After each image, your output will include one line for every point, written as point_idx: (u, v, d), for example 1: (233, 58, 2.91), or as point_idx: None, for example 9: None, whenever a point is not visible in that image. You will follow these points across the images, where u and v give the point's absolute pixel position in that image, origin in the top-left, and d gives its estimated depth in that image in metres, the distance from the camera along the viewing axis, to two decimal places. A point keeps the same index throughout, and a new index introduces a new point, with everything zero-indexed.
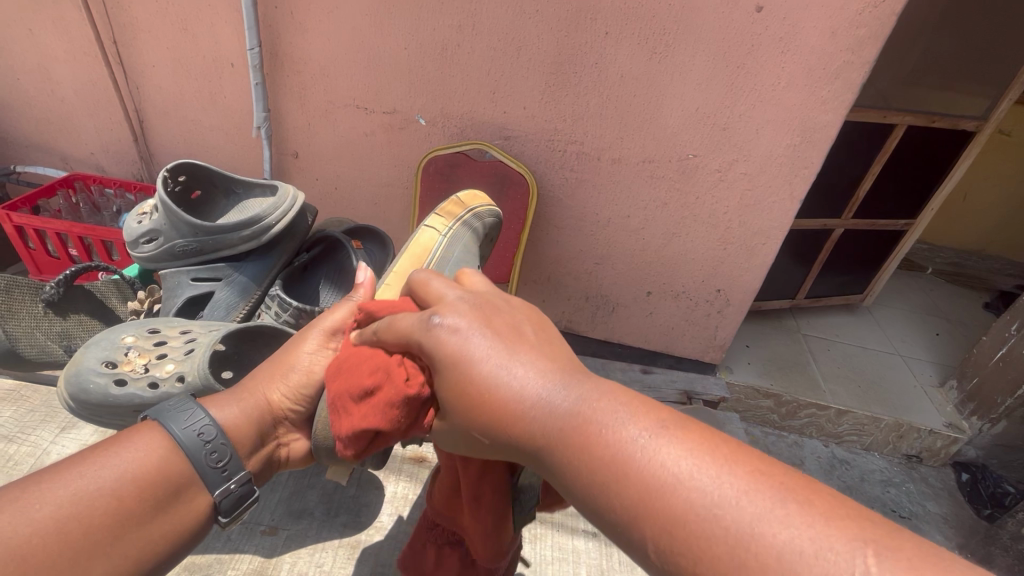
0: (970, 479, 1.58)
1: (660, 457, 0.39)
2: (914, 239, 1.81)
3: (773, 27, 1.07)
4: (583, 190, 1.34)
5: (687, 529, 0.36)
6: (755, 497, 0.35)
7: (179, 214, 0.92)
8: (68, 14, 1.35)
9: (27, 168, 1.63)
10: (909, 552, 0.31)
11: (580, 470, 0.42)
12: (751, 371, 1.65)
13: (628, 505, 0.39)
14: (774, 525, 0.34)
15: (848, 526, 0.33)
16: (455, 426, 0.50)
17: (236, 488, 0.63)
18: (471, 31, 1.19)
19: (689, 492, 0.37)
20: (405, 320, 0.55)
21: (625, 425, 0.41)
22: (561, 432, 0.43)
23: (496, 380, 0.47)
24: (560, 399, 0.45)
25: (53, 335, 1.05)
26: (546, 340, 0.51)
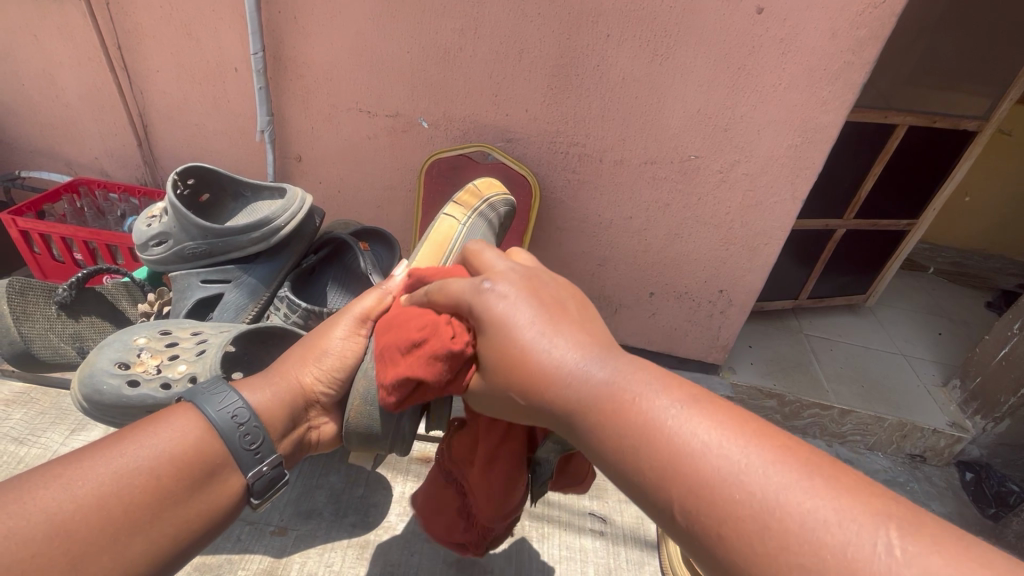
0: (974, 478, 1.59)
1: (689, 429, 0.41)
2: (915, 239, 1.82)
3: (773, 28, 1.08)
4: (585, 191, 1.35)
5: (712, 496, 0.38)
6: (780, 470, 0.38)
7: (189, 217, 0.93)
8: (73, 20, 1.36)
9: (32, 173, 1.64)
10: (930, 530, 0.34)
11: (611, 434, 0.44)
12: (754, 372, 1.65)
13: (658, 469, 0.41)
14: (800, 495, 0.36)
15: (873, 506, 0.35)
16: (497, 387, 0.52)
17: (268, 469, 0.61)
18: (473, 34, 1.20)
19: (717, 459, 0.39)
20: (456, 284, 0.59)
21: (652, 397, 0.44)
22: (593, 401, 0.46)
23: (536, 348, 0.49)
24: (596, 370, 0.47)
25: (66, 336, 1.06)
26: (591, 322, 0.53)
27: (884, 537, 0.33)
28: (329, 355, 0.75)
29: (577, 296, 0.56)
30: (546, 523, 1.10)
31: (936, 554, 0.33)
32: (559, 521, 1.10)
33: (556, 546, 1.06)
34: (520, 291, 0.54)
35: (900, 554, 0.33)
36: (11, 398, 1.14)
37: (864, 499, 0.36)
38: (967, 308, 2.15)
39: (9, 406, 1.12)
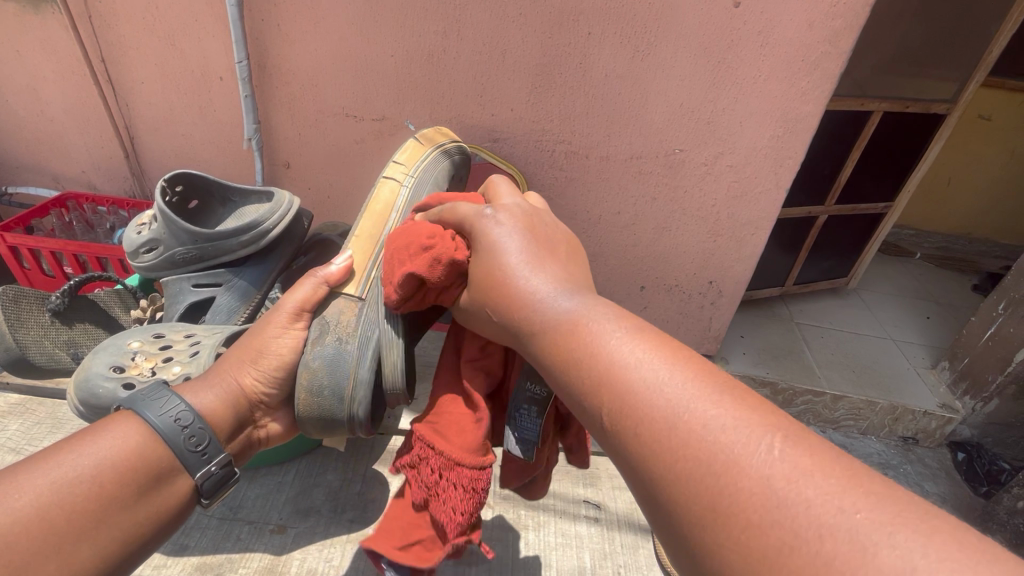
0: (965, 457, 1.61)
1: (627, 351, 0.47)
2: (892, 223, 1.86)
3: (751, 21, 1.10)
4: (572, 189, 1.37)
5: (652, 435, 0.41)
6: (700, 392, 0.42)
7: (178, 222, 0.93)
8: (56, 35, 1.36)
9: (19, 189, 1.64)
10: (839, 476, 0.35)
11: (566, 364, 0.50)
12: (746, 361, 1.67)
13: (611, 409, 0.45)
14: (723, 426, 0.39)
15: (763, 417, 0.39)
16: (478, 297, 0.63)
17: (218, 469, 0.65)
18: (456, 36, 1.21)
19: (647, 386, 0.44)
20: (463, 207, 0.71)
21: (607, 325, 0.50)
22: (556, 329, 0.52)
23: (519, 278, 0.58)
24: (565, 302, 0.54)
25: (60, 343, 1.05)
26: (575, 262, 0.62)
27: (770, 440, 0.37)
28: (268, 354, 0.78)
29: (565, 236, 0.66)
30: (542, 512, 1.11)
31: (808, 454, 0.37)
32: (555, 509, 1.12)
33: (552, 533, 1.07)
34: (517, 224, 0.64)
35: (799, 469, 0.35)
36: (6, 409, 1.14)
37: (750, 411, 0.40)
38: (953, 291, 2.19)
39: (6, 418, 1.12)
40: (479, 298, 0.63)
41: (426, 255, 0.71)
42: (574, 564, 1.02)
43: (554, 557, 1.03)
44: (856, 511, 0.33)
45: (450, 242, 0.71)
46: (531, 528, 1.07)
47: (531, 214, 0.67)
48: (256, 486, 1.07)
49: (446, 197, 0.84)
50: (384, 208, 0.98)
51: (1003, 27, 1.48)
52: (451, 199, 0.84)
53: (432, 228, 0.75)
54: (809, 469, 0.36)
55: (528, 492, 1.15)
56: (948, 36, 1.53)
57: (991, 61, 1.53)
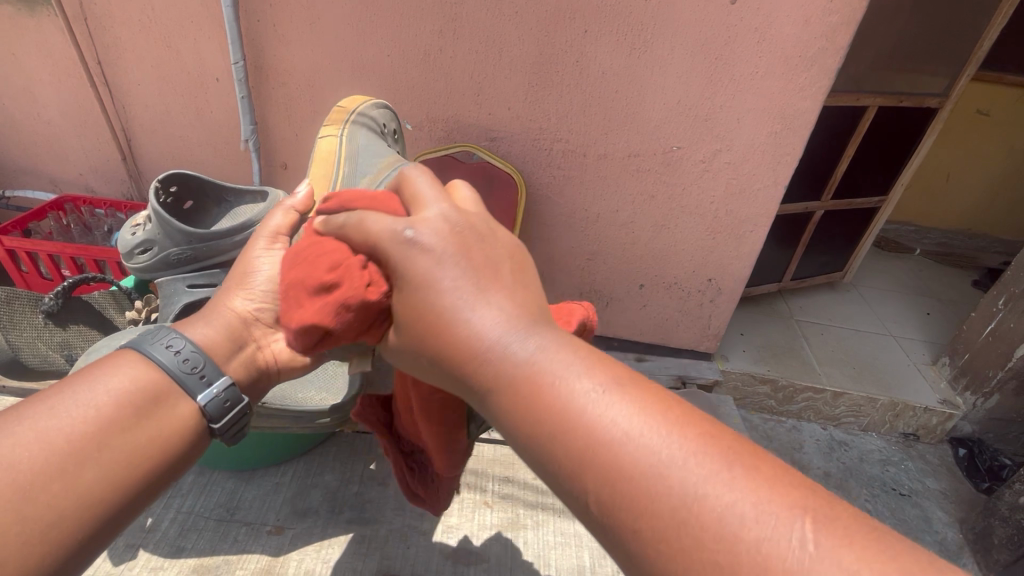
0: (967, 453, 1.61)
1: (608, 413, 0.40)
2: (885, 218, 1.86)
3: (748, 18, 1.10)
4: (570, 187, 1.36)
5: (626, 493, 0.38)
6: (700, 463, 0.37)
7: (173, 222, 0.93)
8: (51, 38, 1.36)
9: (16, 193, 1.64)
10: (847, 530, 0.34)
11: (526, 417, 0.42)
12: (746, 358, 1.67)
13: (569, 464, 0.40)
14: (718, 489, 0.36)
15: (787, 495, 0.35)
16: (408, 347, 0.50)
17: (218, 392, 0.59)
18: (453, 35, 1.21)
19: (640, 452, 0.38)
20: (372, 223, 0.53)
21: (571, 377, 0.42)
22: (514, 383, 0.43)
23: (461, 318, 0.45)
24: (518, 349, 0.44)
25: (54, 344, 1.06)
26: (522, 287, 0.48)
27: (797, 530, 0.33)
28: (253, 273, 0.72)
29: (511, 247, 0.50)
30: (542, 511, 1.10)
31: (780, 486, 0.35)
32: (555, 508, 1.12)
33: (552, 532, 1.07)
34: (447, 245, 0.48)
35: (812, 548, 0.33)
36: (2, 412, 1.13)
37: (779, 488, 0.36)
38: (954, 286, 2.18)
39: None
40: (411, 336, 0.49)
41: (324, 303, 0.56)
42: (574, 563, 1.02)
43: (553, 557, 1.03)
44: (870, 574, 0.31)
45: (354, 283, 0.54)
46: (531, 527, 1.07)
47: (456, 225, 0.49)
48: (254, 486, 1.07)
49: (354, 201, 0.61)
50: (330, 153, 0.97)
51: (993, 20, 1.51)
52: (358, 198, 0.62)
53: (327, 255, 0.58)
54: (847, 550, 0.32)
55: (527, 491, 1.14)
56: (943, 31, 1.53)
57: (981, 55, 1.56)
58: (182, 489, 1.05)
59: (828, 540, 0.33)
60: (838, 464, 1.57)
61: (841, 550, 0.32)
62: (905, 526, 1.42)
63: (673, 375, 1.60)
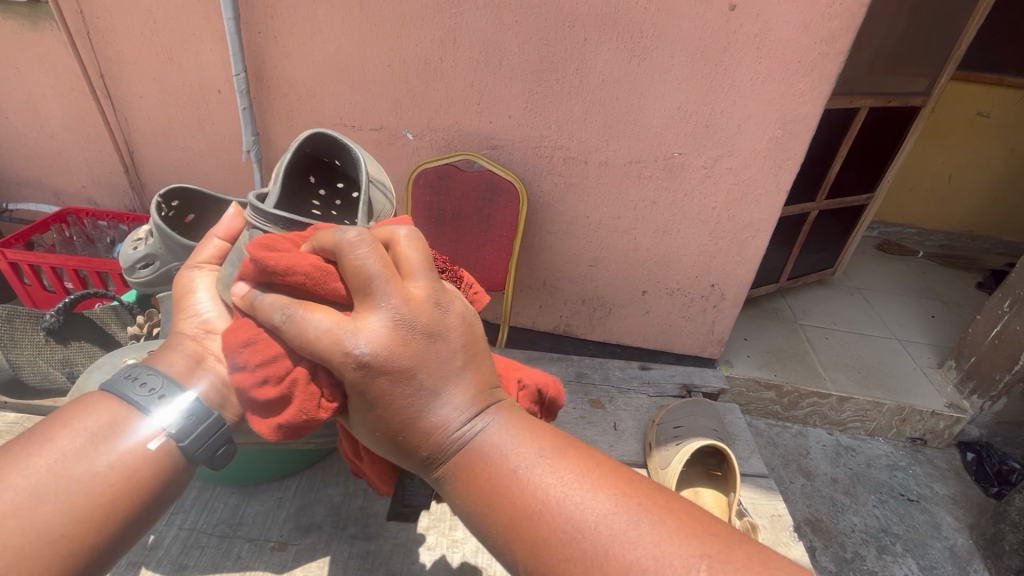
0: (975, 458, 1.60)
1: (547, 484, 0.48)
2: (872, 215, 1.89)
3: (747, 24, 1.10)
4: (571, 194, 1.36)
5: (556, 550, 0.46)
6: (611, 522, 0.46)
7: (175, 237, 0.92)
8: (54, 51, 1.37)
9: (20, 206, 1.65)
10: (737, 562, 0.43)
11: (481, 495, 0.50)
12: (751, 364, 1.66)
13: (505, 527, 0.49)
14: (628, 543, 0.45)
15: (688, 544, 0.45)
16: (377, 437, 0.53)
17: (179, 408, 0.60)
18: (453, 44, 1.21)
19: (575, 518, 0.46)
20: (319, 330, 0.48)
21: (514, 455, 0.50)
22: (470, 467, 0.50)
23: (427, 414, 0.50)
24: (474, 437, 0.50)
25: (55, 361, 1.05)
26: (478, 379, 0.52)
27: (692, 566, 0.43)
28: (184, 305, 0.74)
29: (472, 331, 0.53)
30: None
31: (724, 564, 0.43)
32: None
33: None
34: (395, 348, 0.48)
35: None
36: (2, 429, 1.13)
37: (685, 535, 0.45)
38: (958, 289, 2.17)
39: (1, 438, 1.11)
40: (372, 425, 0.52)
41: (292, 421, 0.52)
42: None
43: None
44: None
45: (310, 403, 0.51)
46: None
47: (406, 328, 0.48)
48: (257, 502, 1.06)
49: (290, 269, 0.52)
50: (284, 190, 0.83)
51: (971, 21, 1.55)
52: (293, 263, 0.52)
53: (268, 361, 0.51)
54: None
55: None
56: (935, 33, 1.54)
57: (960, 54, 1.59)
58: (185, 505, 1.04)
59: (717, 570, 0.43)
60: (845, 469, 1.56)
61: (724, 573, 0.42)
62: (915, 532, 1.40)
63: (678, 384, 1.56)
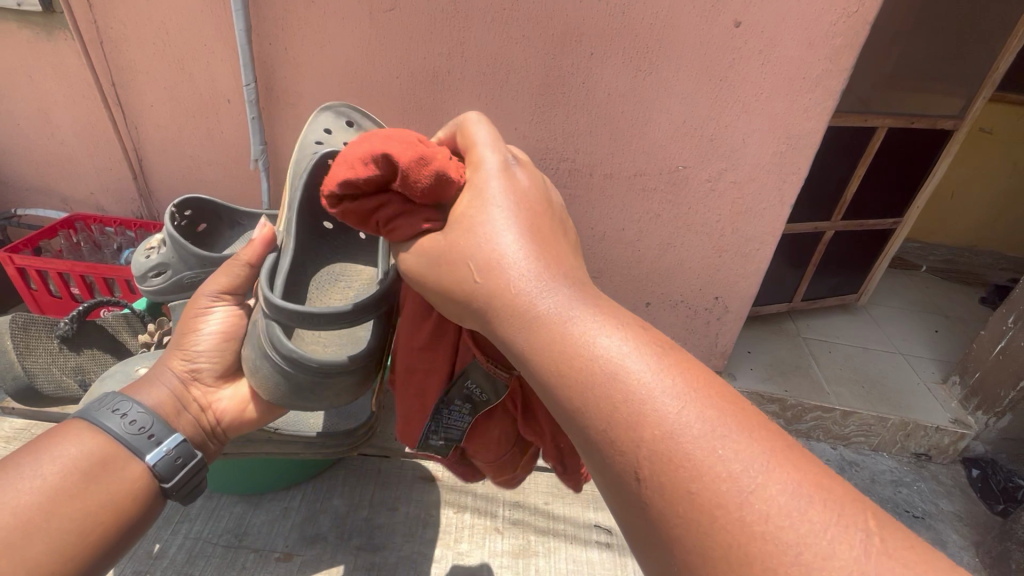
0: (980, 474, 1.59)
1: (627, 365, 0.43)
2: (903, 237, 1.83)
3: (752, 41, 1.11)
4: (576, 206, 1.37)
5: (648, 438, 0.40)
6: (727, 434, 0.39)
7: (187, 246, 0.93)
8: (68, 60, 1.39)
9: (27, 211, 1.66)
10: (850, 514, 0.35)
11: (556, 364, 0.46)
12: (754, 378, 1.65)
13: (585, 402, 0.44)
14: (731, 452, 0.38)
15: (790, 468, 0.37)
16: (462, 269, 0.53)
17: (168, 449, 0.64)
18: (461, 57, 1.23)
19: (649, 405, 0.41)
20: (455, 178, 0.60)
21: (595, 336, 0.46)
22: (546, 335, 0.47)
23: (510, 264, 0.51)
24: (548, 299, 0.49)
25: (68, 369, 1.03)
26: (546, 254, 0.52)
27: (795, 486, 0.36)
28: (196, 340, 0.75)
29: (529, 196, 0.57)
30: (551, 537, 1.09)
31: (837, 505, 0.35)
32: (564, 534, 1.10)
33: (563, 559, 1.05)
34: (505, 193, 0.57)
35: (811, 519, 0.35)
36: (10, 434, 1.13)
37: (787, 459, 0.38)
38: (963, 305, 2.16)
39: (8, 443, 1.12)
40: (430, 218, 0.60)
41: (366, 152, 0.59)
42: None
43: None
44: (848, 538, 0.34)
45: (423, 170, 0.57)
46: (540, 554, 1.06)
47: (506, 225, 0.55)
48: (261, 510, 1.06)
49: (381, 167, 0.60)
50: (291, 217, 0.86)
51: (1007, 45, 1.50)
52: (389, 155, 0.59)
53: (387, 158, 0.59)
54: (841, 525, 0.34)
55: (534, 515, 1.13)
56: (949, 52, 1.54)
57: (996, 79, 1.53)
58: (190, 513, 1.04)
59: (832, 517, 0.35)
60: None
61: (837, 518, 0.34)
62: None
63: None
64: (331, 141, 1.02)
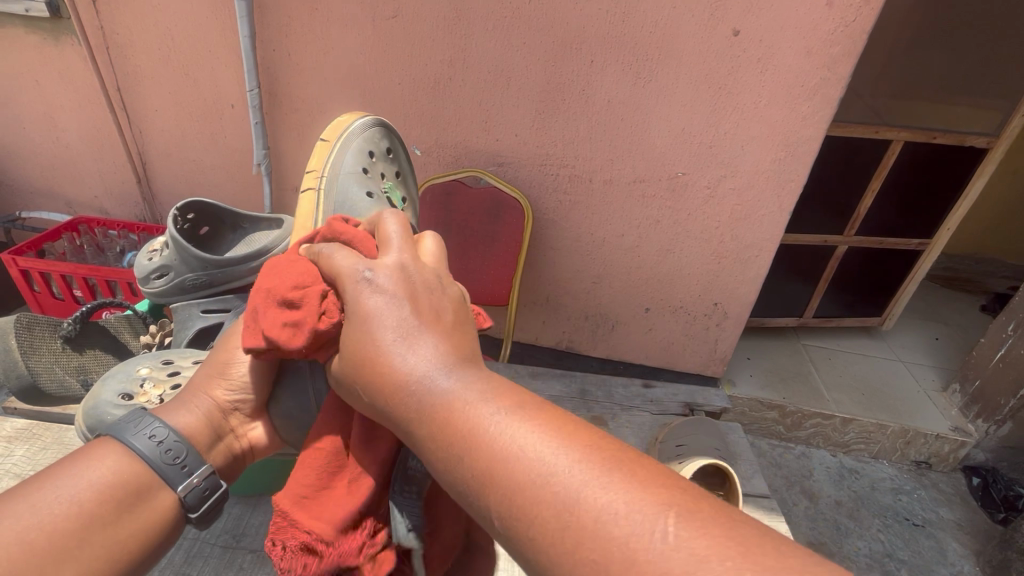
0: (981, 482, 1.58)
1: (511, 438, 0.40)
2: (934, 256, 1.70)
3: (750, 49, 1.13)
4: (576, 212, 1.38)
5: (530, 491, 0.38)
6: (618, 487, 0.36)
7: (190, 248, 0.94)
8: (74, 66, 1.41)
9: (32, 214, 1.68)
10: (739, 542, 0.33)
11: (438, 427, 0.43)
12: (753, 384, 1.66)
13: (479, 472, 0.40)
14: (616, 509, 0.35)
15: (670, 501, 0.35)
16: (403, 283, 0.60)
17: (200, 481, 0.63)
18: (462, 64, 1.24)
19: (525, 453, 0.39)
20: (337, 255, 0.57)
21: (486, 403, 0.42)
22: (431, 410, 0.43)
23: (394, 353, 0.45)
24: (440, 368, 0.45)
25: (71, 369, 1.04)
26: (454, 340, 0.47)
27: (664, 522, 0.34)
28: (236, 366, 0.73)
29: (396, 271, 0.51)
30: None
31: (723, 539, 0.33)
32: None
33: None
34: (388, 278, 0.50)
35: (676, 540, 0.33)
36: (14, 434, 1.14)
37: (655, 496, 0.35)
38: (963, 313, 2.16)
39: (11, 443, 1.12)
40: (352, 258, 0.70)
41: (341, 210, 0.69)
42: None
43: None
44: (720, 561, 0.31)
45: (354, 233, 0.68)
46: None
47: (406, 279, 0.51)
48: (261, 512, 1.06)
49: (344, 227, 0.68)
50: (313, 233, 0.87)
51: None
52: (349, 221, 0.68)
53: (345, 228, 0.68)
54: (714, 552, 0.32)
55: None
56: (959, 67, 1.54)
57: None
58: None
59: (704, 543, 0.32)
60: (850, 492, 1.55)
61: (712, 544, 0.32)
62: (920, 558, 1.39)
63: (681, 402, 1.51)
64: (372, 172, 0.99)
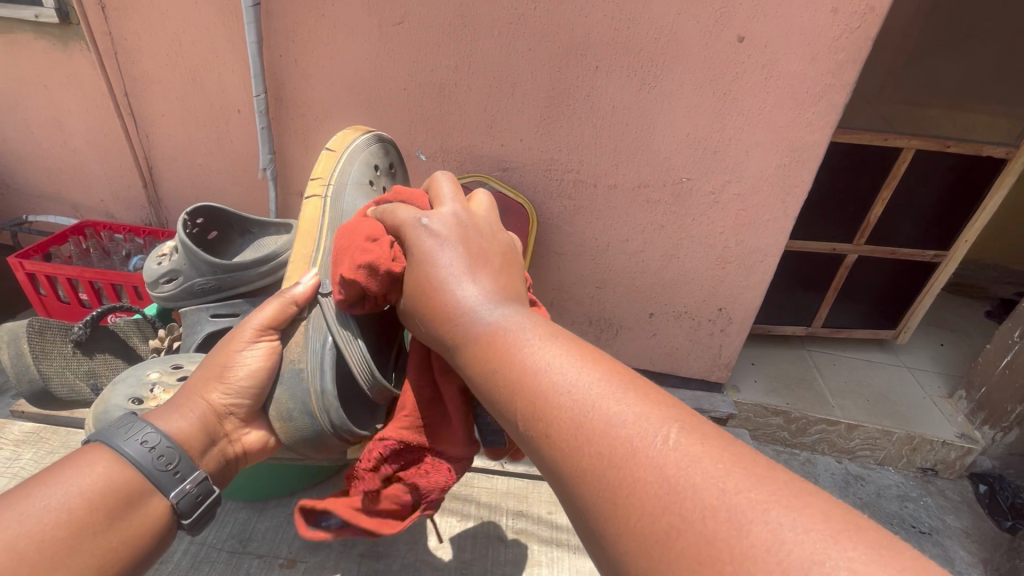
0: (988, 490, 1.57)
1: (550, 363, 0.45)
2: (951, 269, 1.67)
3: (755, 55, 1.13)
4: (581, 217, 1.38)
5: (576, 445, 0.40)
6: (671, 433, 0.38)
7: (199, 253, 0.94)
8: (82, 71, 1.42)
9: (39, 217, 1.69)
10: (767, 477, 0.34)
11: (495, 376, 0.47)
12: (758, 390, 1.65)
13: (528, 422, 0.43)
14: (661, 448, 0.37)
15: (712, 446, 0.37)
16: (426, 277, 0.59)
17: (192, 487, 0.63)
18: (467, 70, 1.25)
19: (567, 397, 0.42)
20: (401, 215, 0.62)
21: (524, 332, 0.48)
22: (482, 348, 0.49)
23: (453, 288, 0.53)
24: (487, 314, 0.51)
25: (81, 373, 1.05)
26: (500, 285, 0.53)
27: (693, 457, 0.36)
28: (234, 369, 0.73)
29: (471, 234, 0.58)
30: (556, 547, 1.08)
31: (753, 475, 0.34)
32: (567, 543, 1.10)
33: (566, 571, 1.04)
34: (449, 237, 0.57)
35: (707, 478, 0.34)
36: (20, 438, 1.14)
37: (701, 440, 0.37)
38: (968, 319, 2.15)
39: (18, 446, 1.12)
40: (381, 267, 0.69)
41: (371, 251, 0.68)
42: None
43: None
44: (763, 505, 0.32)
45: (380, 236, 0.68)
46: (544, 566, 1.05)
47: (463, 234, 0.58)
48: (266, 517, 1.06)
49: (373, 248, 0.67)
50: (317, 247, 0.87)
51: None
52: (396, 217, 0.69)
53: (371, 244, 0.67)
54: (756, 493, 0.33)
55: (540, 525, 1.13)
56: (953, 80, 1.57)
57: None
58: None
59: (741, 482, 0.34)
60: (855, 499, 1.54)
61: (750, 484, 0.33)
62: None
63: None
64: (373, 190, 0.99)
